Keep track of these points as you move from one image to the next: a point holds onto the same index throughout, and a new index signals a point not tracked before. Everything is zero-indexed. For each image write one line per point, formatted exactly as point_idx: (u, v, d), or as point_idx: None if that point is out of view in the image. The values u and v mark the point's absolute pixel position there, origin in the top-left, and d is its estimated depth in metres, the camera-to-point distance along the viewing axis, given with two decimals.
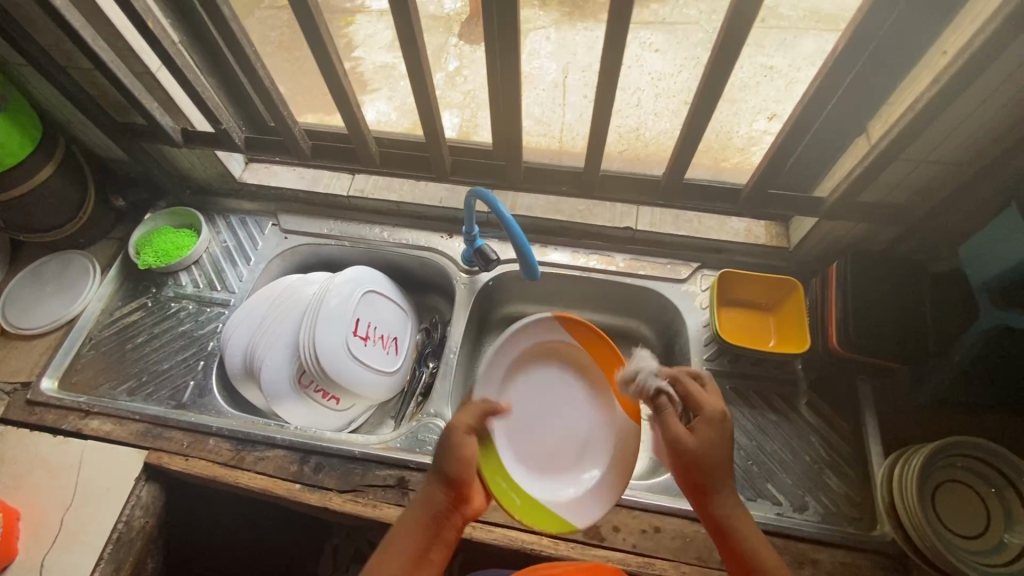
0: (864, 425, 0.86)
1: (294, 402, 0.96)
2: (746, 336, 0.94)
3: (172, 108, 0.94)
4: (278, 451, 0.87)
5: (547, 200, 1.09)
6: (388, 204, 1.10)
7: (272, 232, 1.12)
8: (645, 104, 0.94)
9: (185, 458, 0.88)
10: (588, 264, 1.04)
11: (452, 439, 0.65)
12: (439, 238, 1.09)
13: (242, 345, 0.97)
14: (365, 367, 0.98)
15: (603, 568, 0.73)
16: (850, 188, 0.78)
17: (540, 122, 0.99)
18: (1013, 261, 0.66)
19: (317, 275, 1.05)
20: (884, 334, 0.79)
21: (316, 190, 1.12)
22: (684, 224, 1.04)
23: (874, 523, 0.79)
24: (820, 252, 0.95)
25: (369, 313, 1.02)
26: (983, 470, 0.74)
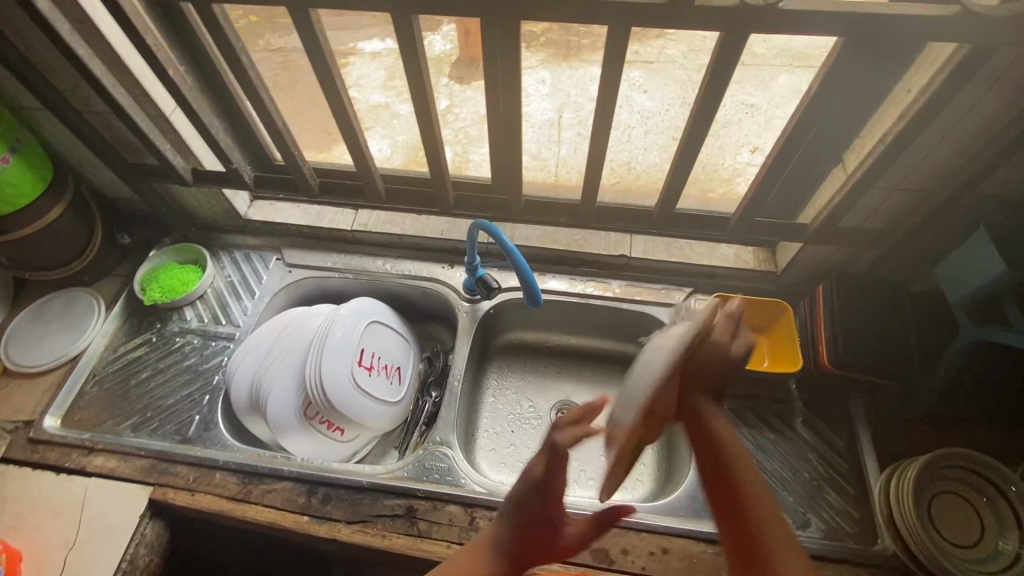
0: (858, 440, 0.89)
1: (300, 433, 0.96)
2: None
3: (184, 149, 0.98)
4: (285, 483, 0.87)
5: (544, 231, 1.14)
6: (392, 237, 1.14)
7: (276, 266, 1.15)
8: (635, 140, 0.99)
9: (192, 493, 0.88)
10: (586, 291, 1.08)
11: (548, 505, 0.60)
12: (440, 269, 1.13)
13: (248, 378, 0.98)
14: (369, 397, 1.00)
15: None
16: (831, 214, 0.83)
17: (537, 158, 1.05)
18: (985, 279, 0.71)
19: (322, 308, 1.07)
20: (871, 351, 0.83)
21: (320, 225, 1.15)
22: (676, 251, 1.09)
23: (875, 536, 0.81)
24: (806, 275, 1.00)
25: (372, 344, 1.04)
26: (974, 480, 0.77)
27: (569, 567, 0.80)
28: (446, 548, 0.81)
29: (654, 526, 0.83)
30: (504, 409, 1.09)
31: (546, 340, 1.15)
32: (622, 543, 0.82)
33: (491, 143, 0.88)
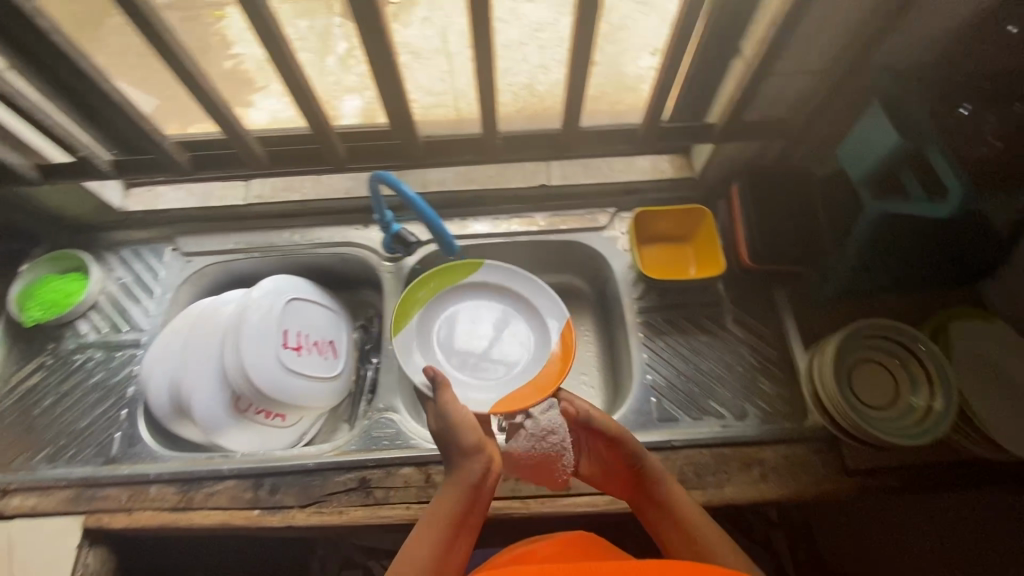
0: (785, 328, 0.93)
1: (235, 427, 0.91)
2: (666, 268, 0.98)
3: (17, 143, 0.85)
4: (228, 482, 0.84)
5: (457, 171, 1.07)
6: (293, 205, 1.05)
7: (172, 257, 1.05)
8: (531, 58, 0.88)
9: (129, 513, 0.83)
10: (511, 229, 1.04)
11: (469, 464, 0.71)
12: (354, 231, 1.05)
13: (165, 384, 0.91)
14: (303, 377, 0.95)
15: (580, 538, 0.73)
16: (734, 109, 0.81)
17: (432, 93, 0.91)
18: (886, 152, 0.72)
19: (232, 293, 0.98)
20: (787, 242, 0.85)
21: (211, 205, 1.05)
22: (594, 171, 1.06)
23: (806, 413, 0.87)
24: (722, 175, 1.00)
25: (296, 323, 0.98)
26: (889, 346, 0.82)
27: (530, 502, 0.81)
28: (405, 510, 0.81)
29: None
30: None
31: None
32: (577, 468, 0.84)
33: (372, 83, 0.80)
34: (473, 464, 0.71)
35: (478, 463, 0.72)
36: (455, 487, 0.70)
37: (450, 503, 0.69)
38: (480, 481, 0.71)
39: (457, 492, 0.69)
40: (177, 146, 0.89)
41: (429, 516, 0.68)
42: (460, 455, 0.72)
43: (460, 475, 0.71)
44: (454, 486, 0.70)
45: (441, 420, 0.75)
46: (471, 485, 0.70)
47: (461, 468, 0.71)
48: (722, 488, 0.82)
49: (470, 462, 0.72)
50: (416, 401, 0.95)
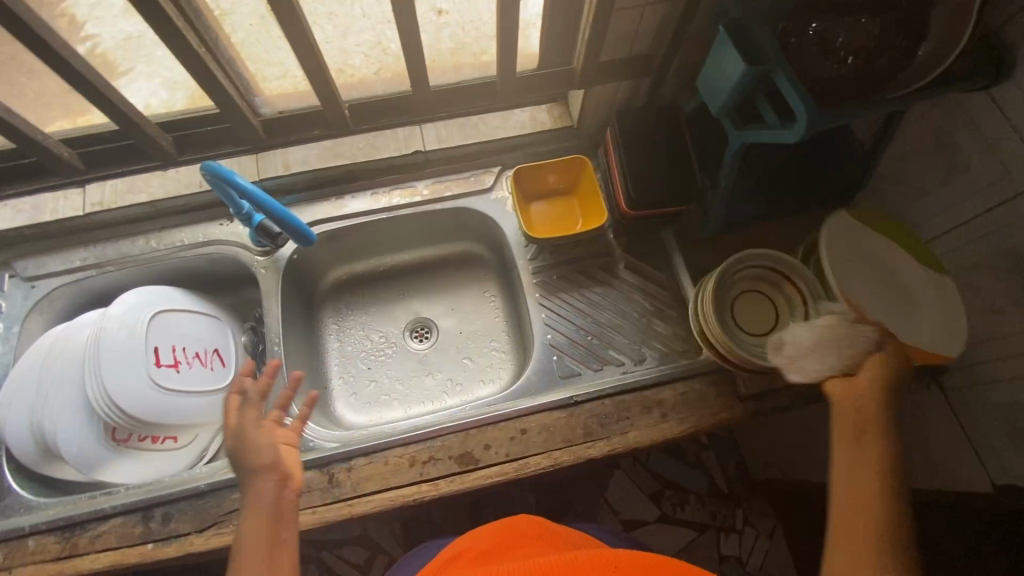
0: (675, 267, 0.94)
1: (118, 460, 0.84)
2: (554, 226, 0.95)
3: None
4: (114, 521, 0.78)
5: (323, 147, 0.98)
6: (143, 208, 0.94)
7: (12, 286, 0.92)
8: (373, 14, 0.77)
9: (8, 572, 0.76)
10: (392, 202, 0.98)
11: (256, 446, 0.69)
12: (218, 227, 0.96)
13: (25, 428, 0.82)
14: (187, 394, 0.88)
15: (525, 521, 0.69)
16: (588, 52, 0.77)
17: (272, 65, 0.81)
18: (734, 82, 0.69)
19: (87, 316, 0.88)
20: (662, 182, 0.83)
21: (42, 220, 0.92)
22: (471, 130, 1.00)
23: (699, 348, 0.89)
24: (600, 120, 0.96)
25: (168, 337, 0.89)
26: (765, 274, 0.84)
27: (439, 482, 0.80)
28: (311, 514, 0.78)
29: (509, 414, 0.84)
30: (354, 350, 1.07)
31: (377, 266, 1.11)
32: (483, 440, 0.83)
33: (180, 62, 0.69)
34: (262, 453, 0.68)
35: (270, 479, 0.67)
36: (255, 515, 0.64)
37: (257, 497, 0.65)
38: (279, 499, 0.66)
39: (257, 519, 0.64)
40: None
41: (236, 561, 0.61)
42: (249, 477, 0.67)
43: (257, 496, 0.66)
44: (254, 515, 0.64)
45: (228, 443, 0.70)
46: (271, 503, 0.65)
47: (255, 490, 0.66)
48: (625, 435, 0.83)
49: (260, 449, 0.69)
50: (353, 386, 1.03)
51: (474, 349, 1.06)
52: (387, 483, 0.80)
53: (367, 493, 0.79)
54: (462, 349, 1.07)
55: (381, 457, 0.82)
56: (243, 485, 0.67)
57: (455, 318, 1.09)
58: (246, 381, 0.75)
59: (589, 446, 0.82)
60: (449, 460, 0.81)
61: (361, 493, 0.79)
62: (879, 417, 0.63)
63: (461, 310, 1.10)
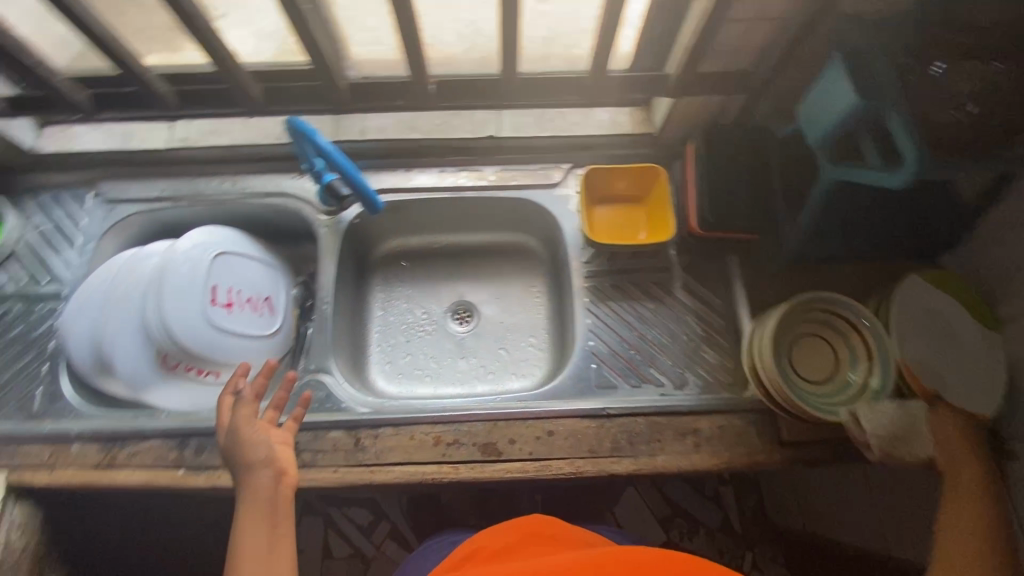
0: (734, 296, 0.90)
1: (164, 386, 0.88)
2: (617, 232, 0.93)
3: None
4: (152, 442, 0.82)
5: (399, 118, 0.99)
6: (222, 150, 0.97)
7: (94, 204, 0.98)
8: None
9: (51, 470, 0.81)
10: (457, 183, 0.98)
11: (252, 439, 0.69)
12: (289, 180, 0.98)
13: (86, 340, 0.87)
14: (236, 335, 0.91)
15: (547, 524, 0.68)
16: (688, 61, 0.74)
17: None
18: (840, 114, 0.65)
19: (156, 245, 0.92)
20: (738, 207, 0.80)
21: (131, 148, 0.97)
22: (547, 123, 0.99)
23: (745, 384, 0.86)
24: (681, 132, 0.93)
25: (226, 279, 0.93)
26: (831, 320, 0.80)
27: (460, 467, 0.81)
28: (333, 473, 0.80)
29: (539, 413, 0.83)
30: (396, 321, 1.08)
31: (431, 242, 1.11)
32: (509, 434, 0.82)
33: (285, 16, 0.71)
34: (256, 448, 0.69)
35: (267, 474, 0.67)
36: (250, 510, 0.64)
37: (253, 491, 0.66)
38: (276, 496, 0.67)
39: (255, 513, 0.64)
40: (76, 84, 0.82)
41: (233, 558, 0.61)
42: (245, 473, 0.68)
43: (254, 490, 0.66)
44: (251, 510, 0.64)
45: (223, 441, 0.71)
46: (268, 499, 0.66)
47: (251, 487, 0.66)
48: (653, 457, 0.81)
49: (253, 444, 0.69)
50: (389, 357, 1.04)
51: (511, 341, 1.06)
52: (409, 457, 0.81)
53: (388, 464, 0.81)
54: (499, 339, 1.06)
55: (408, 431, 0.82)
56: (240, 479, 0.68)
57: (498, 307, 1.09)
58: (239, 381, 0.75)
59: (614, 461, 0.81)
60: (473, 447, 0.81)
61: (383, 462, 0.81)
62: (972, 457, 0.65)
63: (505, 300, 1.09)
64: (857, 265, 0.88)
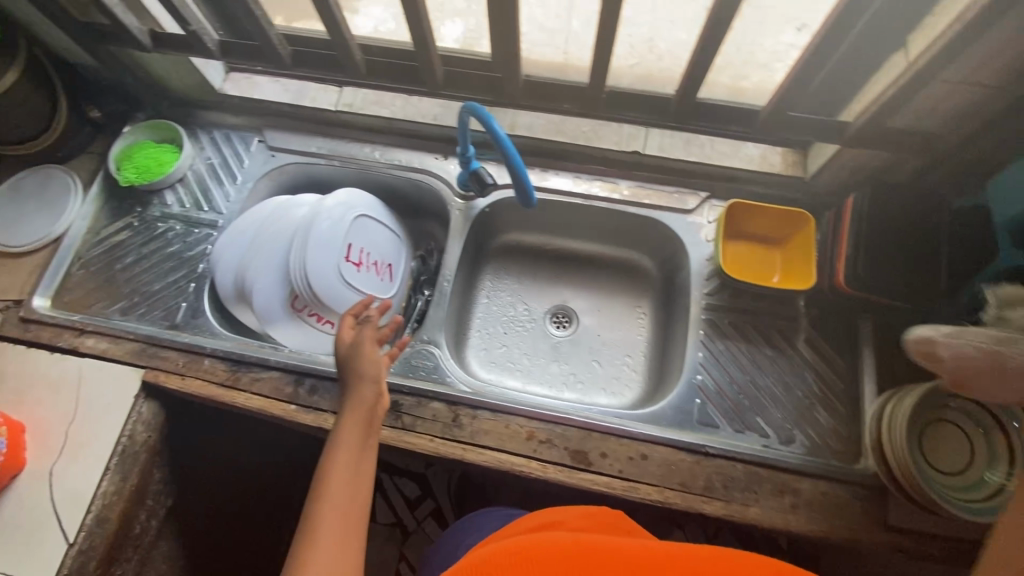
0: (860, 362, 0.86)
1: (288, 325, 0.95)
2: (748, 271, 0.91)
3: (137, 6, 0.85)
4: (272, 373, 0.88)
5: (548, 120, 1.02)
6: (380, 120, 1.03)
7: (258, 148, 1.06)
8: (659, 11, 0.79)
9: (182, 378, 0.89)
10: (591, 191, 0.99)
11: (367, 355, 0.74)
12: (433, 159, 1.03)
13: (232, 268, 0.95)
14: (359, 294, 0.97)
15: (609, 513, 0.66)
16: (879, 113, 0.71)
17: (545, 31, 0.86)
18: None
19: (306, 196, 1.00)
20: (892, 272, 0.76)
21: (301, 104, 1.05)
22: (695, 149, 0.98)
23: (858, 456, 0.82)
24: (836, 183, 0.89)
25: (361, 240, 0.99)
26: (973, 411, 0.74)
27: (548, 466, 0.81)
28: (428, 442, 0.83)
29: (636, 434, 0.82)
30: (498, 311, 1.10)
31: (546, 243, 1.13)
32: (602, 447, 0.82)
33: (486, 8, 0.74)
34: (371, 364, 0.74)
35: (373, 389, 0.72)
36: (354, 416, 0.70)
37: (359, 399, 0.71)
38: (375, 409, 0.72)
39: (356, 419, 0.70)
40: (283, 38, 0.85)
41: (332, 447, 0.67)
42: (354, 383, 0.73)
43: (359, 398, 0.72)
44: (354, 415, 0.70)
45: (341, 350, 0.76)
46: (369, 410, 0.71)
47: (358, 397, 0.72)
48: (746, 506, 0.78)
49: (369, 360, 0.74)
50: (486, 345, 1.07)
51: (606, 355, 1.06)
52: (502, 445, 0.82)
53: (480, 446, 0.82)
54: (595, 351, 1.06)
55: (504, 419, 0.84)
56: (349, 385, 0.74)
57: (599, 319, 1.09)
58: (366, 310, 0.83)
59: (705, 500, 0.79)
60: (564, 450, 0.82)
61: (476, 443, 0.83)
62: None
63: (607, 314, 1.09)
64: None
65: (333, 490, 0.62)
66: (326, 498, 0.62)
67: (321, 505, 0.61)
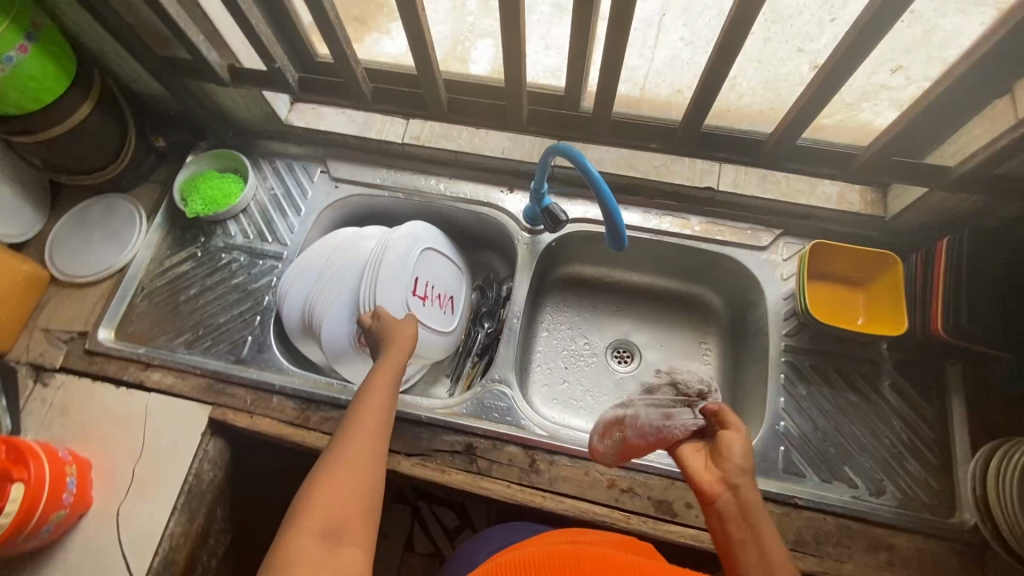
0: (950, 410, 0.83)
1: (354, 360, 0.93)
2: (831, 313, 0.89)
3: (219, 42, 0.85)
4: (343, 413, 0.86)
5: (619, 154, 1.01)
6: (446, 153, 1.02)
7: (321, 179, 1.05)
8: (749, 51, 0.78)
9: (250, 416, 0.87)
10: (661, 226, 0.97)
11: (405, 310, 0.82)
12: (498, 193, 1.02)
13: (300, 301, 0.94)
14: (429, 329, 0.95)
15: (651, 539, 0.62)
16: (988, 160, 0.69)
17: (626, 68, 0.85)
18: None
19: (373, 229, 0.99)
20: (997, 320, 0.74)
21: (368, 135, 1.04)
22: (770, 185, 0.96)
23: (953, 510, 0.78)
24: (922, 224, 0.87)
25: (427, 273, 0.97)
26: None
27: (632, 516, 0.78)
28: (505, 488, 0.80)
29: None
30: (559, 345, 1.06)
31: (609, 277, 1.09)
32: (687, 497, 0.79)
33: (581, 49, 0.73)
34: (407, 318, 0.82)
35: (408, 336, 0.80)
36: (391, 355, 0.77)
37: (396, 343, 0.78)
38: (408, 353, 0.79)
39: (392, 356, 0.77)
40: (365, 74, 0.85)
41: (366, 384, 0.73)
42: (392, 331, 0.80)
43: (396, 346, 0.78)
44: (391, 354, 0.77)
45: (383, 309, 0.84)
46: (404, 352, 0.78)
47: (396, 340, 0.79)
48: (840, 562, 0.75)
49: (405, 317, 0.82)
50: (549, 381, 1.03)
51: None
52: (582, 493, 0.80)
53: (560, 493, 0.80)
54: None
55: (583, 466, 0.81)
56: (387, 338, 0.79)
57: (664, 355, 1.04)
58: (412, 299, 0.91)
59: (796, 555, 0.76)
60: (648, 500, 0.79)
61: (556, 491, 0.80)
62: None
63: (671, 350, 1.05)
64: None
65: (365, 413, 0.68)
66: (359, 417, 0.67)
67: (357, 419, 0.67)
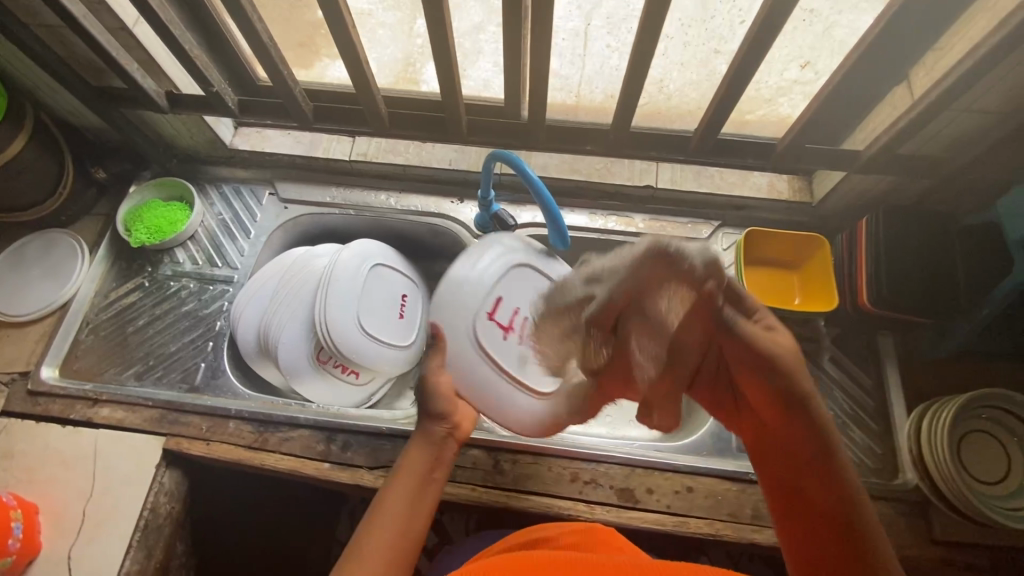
0: (886, 378, 0.88)
1: (314, 379, 0.92)
2: (770, 296, 0.93)
3: (154, 70, 0.85)
4: (303, 431, 0.86)
5: (562, 159, 1.04)
6: (395, 168, 1.04)
7: (270, 201, 1.05)
8: (671, 54, 0.83)
9: (206, 443, 0.85)
10: (607, 226, 1.00)
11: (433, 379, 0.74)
12: (449, 204, 1.04)
13: (254, 325, 0.93)
14: (491, 366, 0.77)
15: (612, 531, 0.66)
16: (890, 142, 0.75)
17: (558, 76, 0.89)
18: None
19: (325, 246, 0.99)
20: (916, 289, 0.79)
21: (315, 155, 1.05)
22: (705, 180, 1.00)
23: (896, 472, 0.83)
24: (844, 206, 0.93)
25: (530, 303, 0.82)
26: (1006, 420, 0.77)
27: (596, 507, 0.80)
28: (471, 491, 0.81)
29: (678, 466, 0.82)
30: None
31: None
32: (647, 483, 0.81)
33: (511, 59, 0.76)
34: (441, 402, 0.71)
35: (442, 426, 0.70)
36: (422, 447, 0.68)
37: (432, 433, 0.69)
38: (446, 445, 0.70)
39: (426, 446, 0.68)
40: (304, 95, 0.87)
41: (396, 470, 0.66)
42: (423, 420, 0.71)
43: (430, 442, 0.69)
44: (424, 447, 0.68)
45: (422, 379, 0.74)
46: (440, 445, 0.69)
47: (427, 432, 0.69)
48: None
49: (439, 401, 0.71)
50: None
51: None
52: (546, 489, 0.81)
53: (525, 491, 0.81)
54: None
55: (546, 462, 0.82)
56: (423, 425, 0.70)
57: None
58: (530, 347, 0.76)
59: (755, 529, 0.78)
60: (610, 489, 0.81)
61: (521, 489, 0.81)
62: None
63: None
64: (1018, 363, 0.88)
65: (394, 508, 0.61)
66: (389, 504, 0.61)
67: (385, 508, 0.61)
